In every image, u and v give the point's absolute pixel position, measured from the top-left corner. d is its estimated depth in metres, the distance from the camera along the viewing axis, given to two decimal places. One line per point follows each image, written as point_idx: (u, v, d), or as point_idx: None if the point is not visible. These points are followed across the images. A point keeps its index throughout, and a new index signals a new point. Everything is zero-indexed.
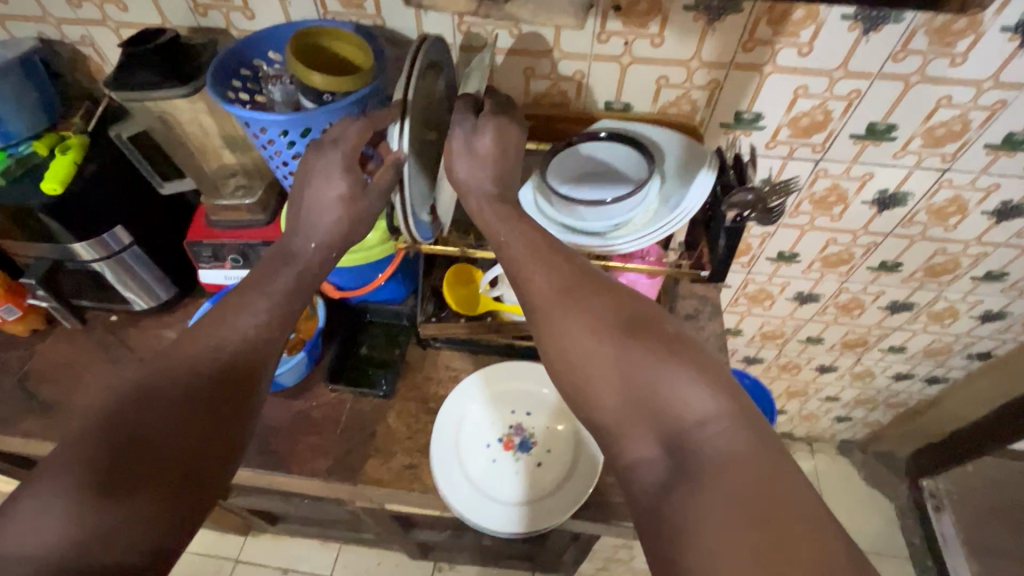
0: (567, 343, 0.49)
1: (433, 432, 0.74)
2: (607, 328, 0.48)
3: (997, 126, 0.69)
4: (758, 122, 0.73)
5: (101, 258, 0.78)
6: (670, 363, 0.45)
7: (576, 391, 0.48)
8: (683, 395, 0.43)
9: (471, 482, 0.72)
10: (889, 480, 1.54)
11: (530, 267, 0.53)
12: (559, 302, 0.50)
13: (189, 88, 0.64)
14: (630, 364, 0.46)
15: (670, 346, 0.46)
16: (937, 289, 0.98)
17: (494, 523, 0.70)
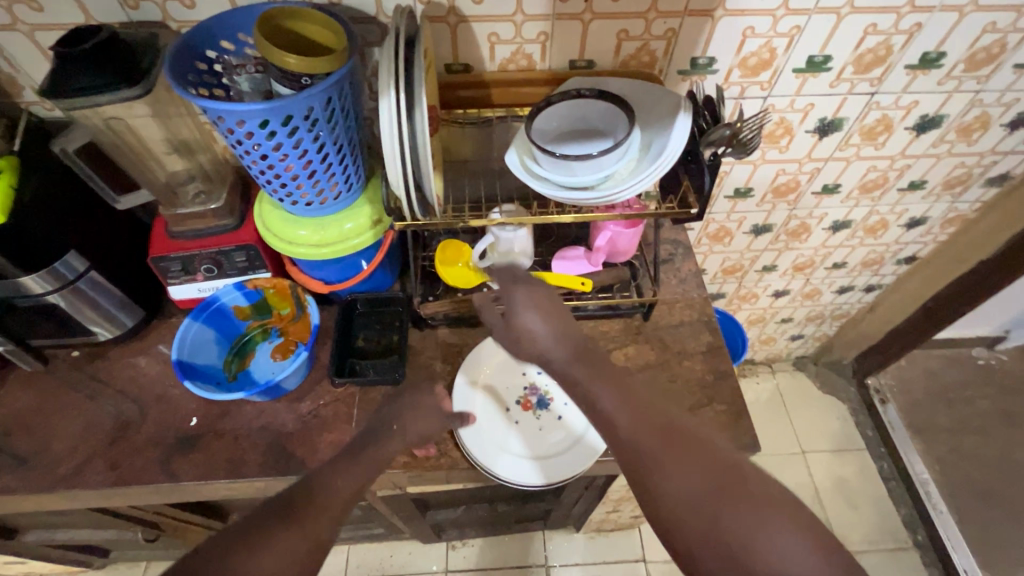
0: (662, 503, 0.54)
1: (457, 375, 0.79)
2: (701, 489, 0.53)
3: (915, 47, 0.77)
4: (712, 66, 0.77)
5: (55, 289, 0.70)
6: (768, 520, 0.50)
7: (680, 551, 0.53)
8: (782, 558, 0.48)
9: (501, 446, 0.75)
10: (840, 384, 1.71)
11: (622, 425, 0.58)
12: (658, 462, 0.55)
13: (141, 88, 0.60)
14: (730, 527, 0.50)
15: (766, 504, 0.51)
16: (870, 204, 1.09)
17: (531, 477, 0.73)
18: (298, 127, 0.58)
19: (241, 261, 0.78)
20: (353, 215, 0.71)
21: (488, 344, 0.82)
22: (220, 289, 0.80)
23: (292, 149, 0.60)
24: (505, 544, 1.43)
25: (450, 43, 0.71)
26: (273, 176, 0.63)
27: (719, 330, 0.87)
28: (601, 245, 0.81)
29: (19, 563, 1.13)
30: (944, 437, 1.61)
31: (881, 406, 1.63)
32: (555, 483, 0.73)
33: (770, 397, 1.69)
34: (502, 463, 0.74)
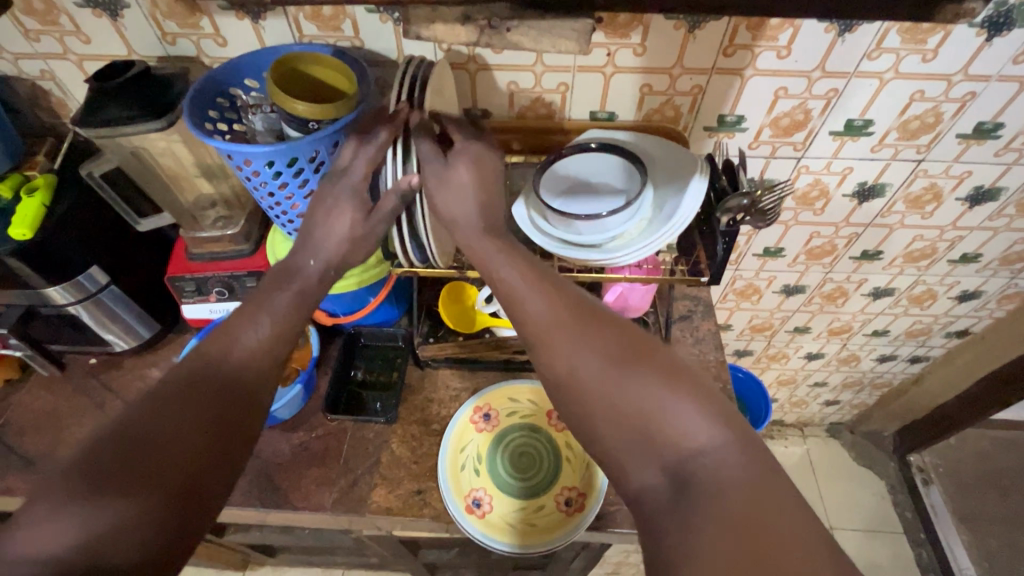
0: (568, 378, 0.48)
1: (447, 434, 0.76)
2: (609, 354, 0.47)
3: (968, 117, 0.72)
4: (741, 124, 0.74)
5: (77, 301, 0.74)
6: (671, 387, 0.45)
7: (587, 431, 0.47)
8: (675, 422, 0.43)
9: (486, 503, 0.73)
10: (878, 458, 1.58)
11: (569, 348, 0.48)
12: (559, 338, 0.49)
13: (162, 121, 0.62)
14: (634, 395, 0.45)
15: (670, 371, 0.46)
16: (917, 273, 1.00)
17: (509, 539, 0.71)
18: (303, 169, 0.59)
19: (250, 286, 0.79)
20: None
21: (490, 401, 0.79)
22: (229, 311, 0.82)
23: (297, 189, 0.61)
24: None
25: (469, 89, 0.71)
26: (281, 212, 0.64)
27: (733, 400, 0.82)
28: (611, 300, 0.78)
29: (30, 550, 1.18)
30: (995, 529, 1.45)
31: (923, 487, 1.49)
32: (531, 552, 0.70)
33: (799, 464, 1.58)
34: (484, 520, 0.71)
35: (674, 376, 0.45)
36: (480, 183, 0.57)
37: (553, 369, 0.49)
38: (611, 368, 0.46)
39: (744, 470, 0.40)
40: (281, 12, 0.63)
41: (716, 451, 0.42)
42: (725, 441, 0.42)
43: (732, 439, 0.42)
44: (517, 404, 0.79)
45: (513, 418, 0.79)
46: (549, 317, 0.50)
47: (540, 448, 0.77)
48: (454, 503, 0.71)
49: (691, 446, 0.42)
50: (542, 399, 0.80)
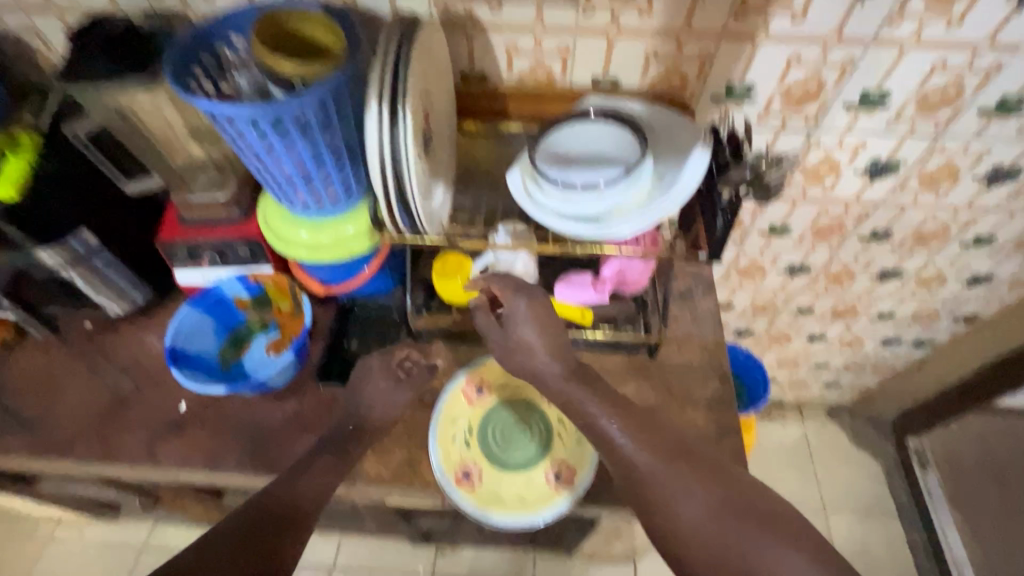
0: (675, 526, 0.56)
1: (438, 404, 0.76)
2: (711, 517, 0.55)
3: (991, 90, 0.68)
4: (750, 94, 0.70)
5: (68, 263, 0.73)
6: (767, 534, 0.53)
7: (671, 539, 0.56)
8: (773, 564, 0.51)
9: (476, 475, 0.73)
10: (876, 441, 1.57)
11: (676, 500, 0.56)
12: (667, 490, 0.57)
13: (144, 82, 0.58)
14: (735, 542, 0.53)
15: (768, 519, 0.54)
16: (926, 255, 0.98)
17: (501, 511, 0.71)
18: (290, 131, 0.57)
19: (244, 253, 0.79)
20: (354, 220, 0.69)
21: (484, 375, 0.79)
22: (223, 278, 0.81)
23: (285, 152, 0.59)
24: (494, 559, 1.40)
25: (465, 50, 0.68)
26: (269, 176, 0.62)
27: (729, 379, 0.80)
28: (609, 275, 0.77)
29: (37, 507, 1.21)
30: (989, 514, 1.45)
31: (920, 471, 1.49)
32: (523, 523, 0.70)
33: (796, 445, 1.58)
34: (474, 493, 0.71)
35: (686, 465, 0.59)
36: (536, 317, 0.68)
37: (666, 526, 0.56)
38: (711, 520, 0.55)
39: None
40: None
41: None
42: None
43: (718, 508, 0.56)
44: (510, 378, 0.79)
45: (507, 392, 0.78)
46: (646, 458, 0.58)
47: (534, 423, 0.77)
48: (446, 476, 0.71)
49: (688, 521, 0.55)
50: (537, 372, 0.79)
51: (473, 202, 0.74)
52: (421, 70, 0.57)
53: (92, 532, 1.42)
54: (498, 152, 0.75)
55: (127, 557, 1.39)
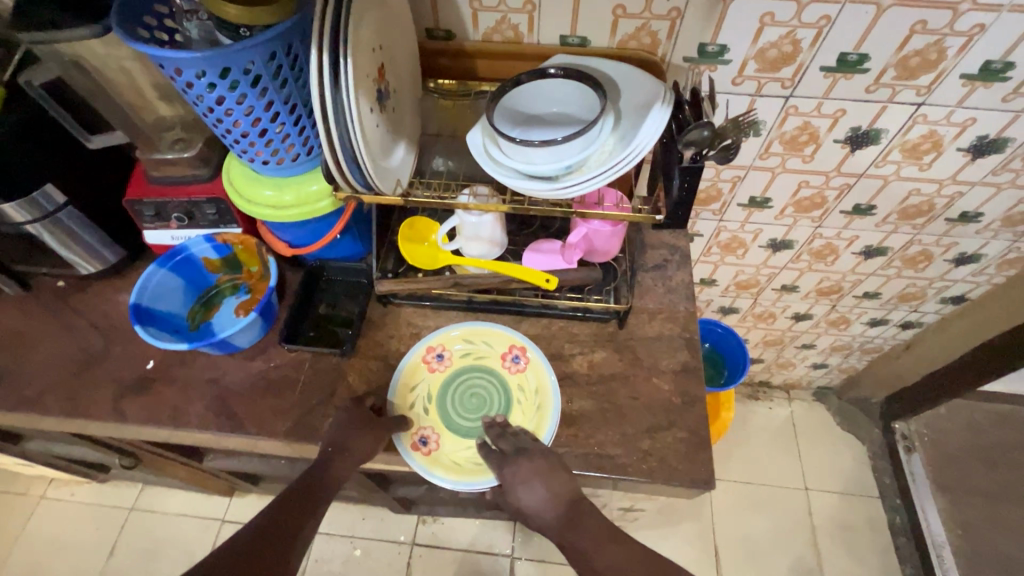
0: None
1: (398, 372, 0.76)
2: None
3: (974, 54, 0.65)
4: (723, 55, 0.68)
5: (35, 219, 0.73)
6: None
7: None
8: None
9: (434, 441, 0.73)
10: (863, 424, 1.57)
11: None
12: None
13: (96, 28, 0.58)
14: None
15: None
16: (911, 232, 0.95)
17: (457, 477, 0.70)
18: (239, 82, 0.55)
19: (211, 214, 0.79)
20: (316, 177, 0.69)
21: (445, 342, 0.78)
22: (190, 238, 0.81)
23: (237, 104, 0.58)
24: (474, 528, 1.42)
25: (429, 6, 0.66)
26: (224, 130, 0.61)
27: (698, 350, 0.80)
28: (576, 241, 0.75)
29: (26, 465, 1.24)
30: (973, 499, 1.45)
31: (905, 454, 1.48)
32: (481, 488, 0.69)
33: (782, 426, 1.57)
34: (429, 457, 0.71)
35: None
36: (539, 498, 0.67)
37: None
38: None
39: None
40: None
41: None
42: None
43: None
44: (471, 344, 0.78)
45: (469, 360, 0.78)
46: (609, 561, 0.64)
47: (495, 389, 0.76)
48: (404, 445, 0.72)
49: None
50: (501, 338, 0.78)
51: (443, 166, 0.72)
52: (370, 17, 0.54)
53: (83, 492, 1.46)
54: (465, 112, 0.74)
55: (116, 517, 1.43)
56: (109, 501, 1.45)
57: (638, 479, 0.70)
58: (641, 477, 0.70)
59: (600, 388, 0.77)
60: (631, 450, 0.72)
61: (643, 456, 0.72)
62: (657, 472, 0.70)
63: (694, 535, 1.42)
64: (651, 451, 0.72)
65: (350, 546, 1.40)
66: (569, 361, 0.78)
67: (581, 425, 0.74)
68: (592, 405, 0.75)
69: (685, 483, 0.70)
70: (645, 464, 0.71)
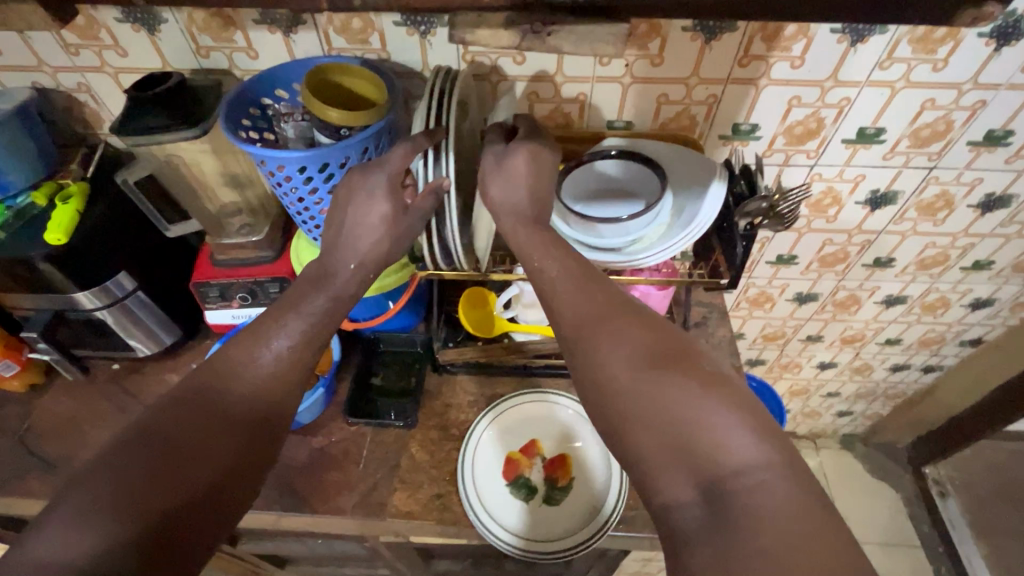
0: (604, 369, 0.46)
1: (470, 426, 0.78)
2: (645, 359, 0.45)
3: (978, 125, 0.73)
4: (755, 132, 0.76)
5: (104, 306, 0.75)
6: (712, 398, 0.42)
7: (594, 383, 0.47)
8: (715, 438, 0.40)
9: (492, 493, 0.74)
10: (893, 471, 1.56)
11: (604, 343, 0.47)
12: (590, 337, 0.48)
13: (195, 130, 0.63)
14: (666, 394, 0.43)
15: (717, 383, 0.43)
16: (929, 281, 1.01)
17: (513, 536, 0.71)
18: (333, 174, 0.60)
19: (273, 293, 0.80)
20: None
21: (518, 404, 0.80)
22: (250, 316, 0.83)
23: (326, 194, 0.62)
24: None
25: (490, 100, 0.73)
26: (309, 217, 0.65)
27: None
28: None
29: None
30: None
31: (940, 500, 1.47)
32: (535, 555, 0.70)
33: None
34: (487, 507, 0.73)
35: (710, 385, 0.43)
36: (527, 183, 0.58)
37: (594, 362, 0.47)
38: (653, 368, 0.45)
39: (772, 463, 0.39)
40: (312, 25, 0.65)
41: (747, 461, 0.39)
42: (761, 465, 0.39)
43: (780, 463, 0.39)
44: (541, 407, 0.81)
45: (536, 421, 0.80)
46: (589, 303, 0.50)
47: (560, 455, 0.78)
48: (465, 485, 0.73)
49: (744, 470, 0.39)
50: (570, 409, 0.80)
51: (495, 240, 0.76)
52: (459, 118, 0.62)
53: None
54: None
55: None
56: None
57: None
58: None
59: None
60: None
61: None
62: None
63: None
64: None
65: None
66: None
67: None
68: None
69: None
70: None
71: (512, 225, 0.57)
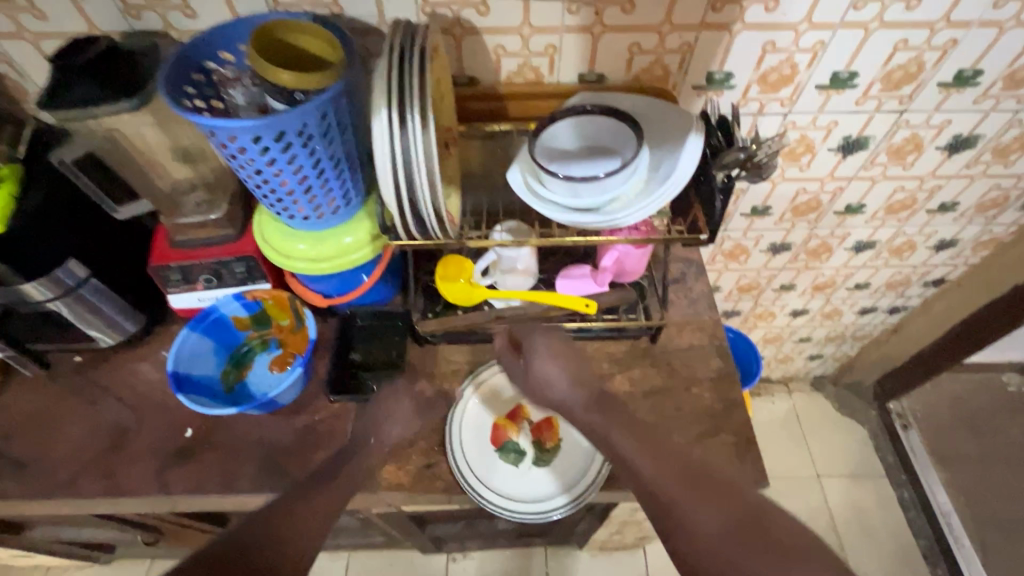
0: (691, 538, 0.53)
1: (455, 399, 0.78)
2: (727, 531, 0.52)
3: (949, 65, 0.73)
4: (729, 81, 0.74)
5: (57, 296, 0.71)
6: (795, 566, 0.48)
7: (679, 536, 0.54)
8: None
9: (483, 461, 0.75)
10: (860, 408, 1.64)
11: (691, 509, 0.54)
12: (674, 505, 0.56)
13: (135, 101, 0.58)
14: (750, 567, 0.49)
15: (794, 551, 0.49)
16: (897, 225, 1.03)
17: (508, 501, 0.73)
18: (292, 143, 0.56)
19: (240, 272, 0.77)
20: (352, 229, 0.69)
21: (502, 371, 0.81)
22: (219, 299, 0.80)
23: (286, 164, 0.58)
24: (505, 558, 1.40)
25: (454, 56, 0.69)
26: (269, 190, 0.61)
27: (729, 356, 0.84)
28: (607, 265, 0.78)
29: (26, 554, 1.16)
30: (969, 466, 1.53)
31: (903, 431, 1.56)
32: (530, 516, 0.72)
33: (786, 418, 1.63)
34: (479, 475, 0.73)
35: (789, 552, 0.49)
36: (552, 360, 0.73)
37: (680, 522, 0.54)
38: (740, 538, 0.51)
39: None
40: None
41: None
42: None
43: None
44: None
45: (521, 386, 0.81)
46: (675, 480, 0.57)
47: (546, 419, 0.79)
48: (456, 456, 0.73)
49: None
50: None
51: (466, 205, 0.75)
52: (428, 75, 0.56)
53: None
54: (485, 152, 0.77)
55: None
56: None
57: None
58: None
59: (645, 404, 0.79)
60: None
61: None
62: None
63: None
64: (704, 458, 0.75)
65: None
66: (611, 381, 0.81)
67: None
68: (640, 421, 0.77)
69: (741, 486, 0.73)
70: None
71: (566, 400, 0.71)
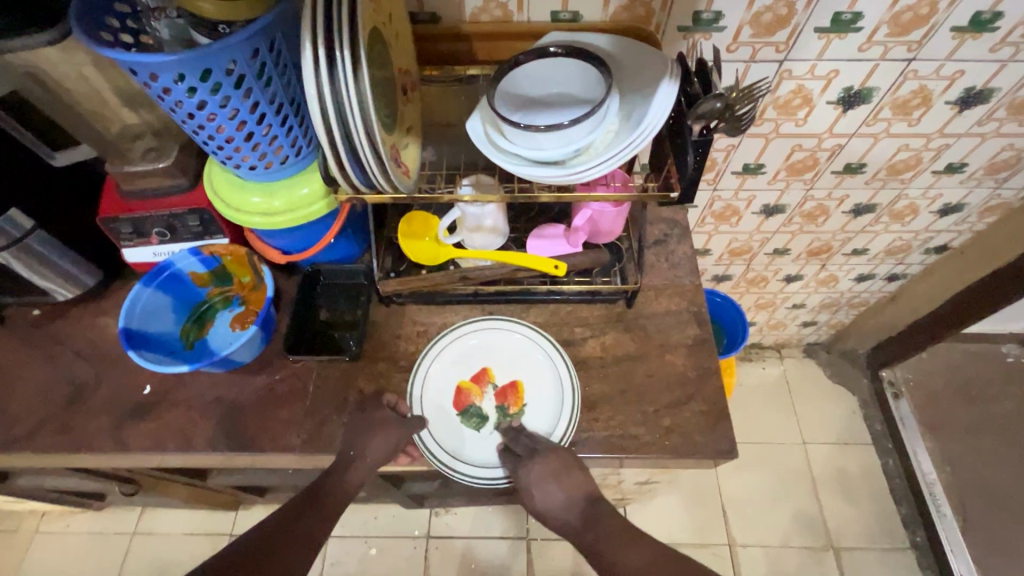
0: None
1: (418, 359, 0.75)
2: None
3: (965, 5, 0.65)
4: (718, 22, 0.67)
5: (3, 247, 0.67)
6: None
7: None
8: None
9: (442, 423, 0.72)
10: (851, 376, 1.62)
11: None
12: None
13: (52, 33, 0.54)
14: None
15: None
16: (899, 187, 0.97)
17: (465, 465, 0.71)
18: (221, 83, 0.52)
19: (195, 225, 0.74)
20: (307, 180, 0.65)
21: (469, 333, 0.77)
22: (174, 253, 0.76)
23: (219, 108, 0.53)
24: (487, 514, 1.42)
25: None
26: (206, 137, 0.57)
27: (707, 322, 0.80)
28: (580, 224, 0.74)
29: (14, 500, 1.19)
30: (958, 437, 1.52)
31: (894, 400, 1.54)
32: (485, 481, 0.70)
33: (776, 385, 1.61)
34: (437, 437, 0.71)
35: None
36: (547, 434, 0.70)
37: None
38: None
39: None
40: None
41: None
42: None
43: None
44: (492, 335, 0.77)
45: (488, 348, 0.77)
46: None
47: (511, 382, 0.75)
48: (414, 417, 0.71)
49: None
50: (524, 334, 0.76)
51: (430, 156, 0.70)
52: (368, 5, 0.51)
53: (79, 522, 1.41)
54: (451, 99, 0.71)
55: (117, 544, 1.39)
56: (107, 527, 1.40)
57: (663, 455, 0.70)
58: (665, 453, 0.71)
59: (615, 369, 0.76)
60: (653, 428, 0.72)
61: (666, 433, 0.72)
62: (680, 447, 0.71)
63: (701, 497, 1.46)
64: (673, 427, 0.72)
65: (365, 546, 1.40)
66: (582, 346, 0.78)
67: (601, 408, 0.74)
68: (609, 387, 0.75)
69: (709, 455, 0.71)
70: (669, 440, 0.71)
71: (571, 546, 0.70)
